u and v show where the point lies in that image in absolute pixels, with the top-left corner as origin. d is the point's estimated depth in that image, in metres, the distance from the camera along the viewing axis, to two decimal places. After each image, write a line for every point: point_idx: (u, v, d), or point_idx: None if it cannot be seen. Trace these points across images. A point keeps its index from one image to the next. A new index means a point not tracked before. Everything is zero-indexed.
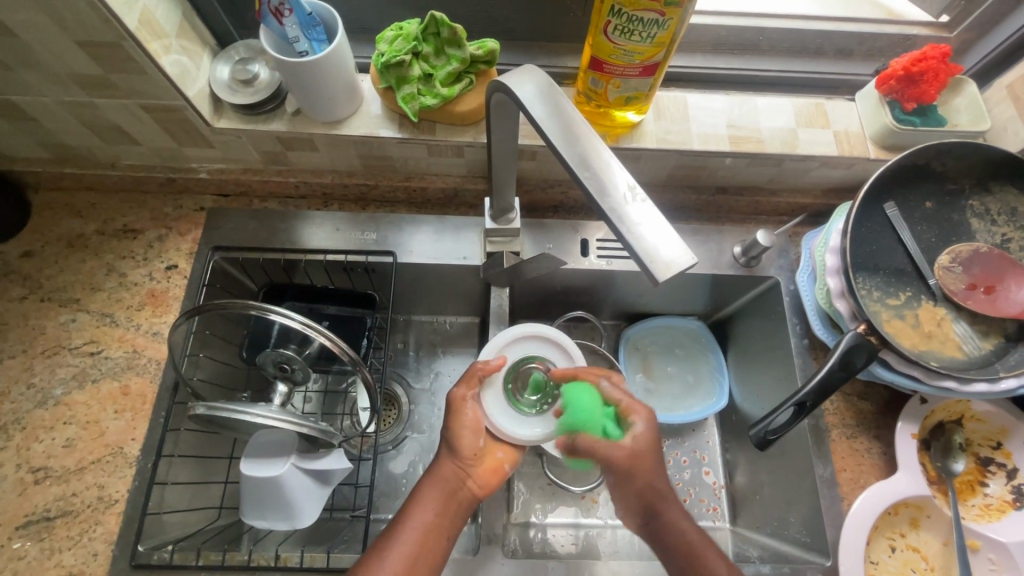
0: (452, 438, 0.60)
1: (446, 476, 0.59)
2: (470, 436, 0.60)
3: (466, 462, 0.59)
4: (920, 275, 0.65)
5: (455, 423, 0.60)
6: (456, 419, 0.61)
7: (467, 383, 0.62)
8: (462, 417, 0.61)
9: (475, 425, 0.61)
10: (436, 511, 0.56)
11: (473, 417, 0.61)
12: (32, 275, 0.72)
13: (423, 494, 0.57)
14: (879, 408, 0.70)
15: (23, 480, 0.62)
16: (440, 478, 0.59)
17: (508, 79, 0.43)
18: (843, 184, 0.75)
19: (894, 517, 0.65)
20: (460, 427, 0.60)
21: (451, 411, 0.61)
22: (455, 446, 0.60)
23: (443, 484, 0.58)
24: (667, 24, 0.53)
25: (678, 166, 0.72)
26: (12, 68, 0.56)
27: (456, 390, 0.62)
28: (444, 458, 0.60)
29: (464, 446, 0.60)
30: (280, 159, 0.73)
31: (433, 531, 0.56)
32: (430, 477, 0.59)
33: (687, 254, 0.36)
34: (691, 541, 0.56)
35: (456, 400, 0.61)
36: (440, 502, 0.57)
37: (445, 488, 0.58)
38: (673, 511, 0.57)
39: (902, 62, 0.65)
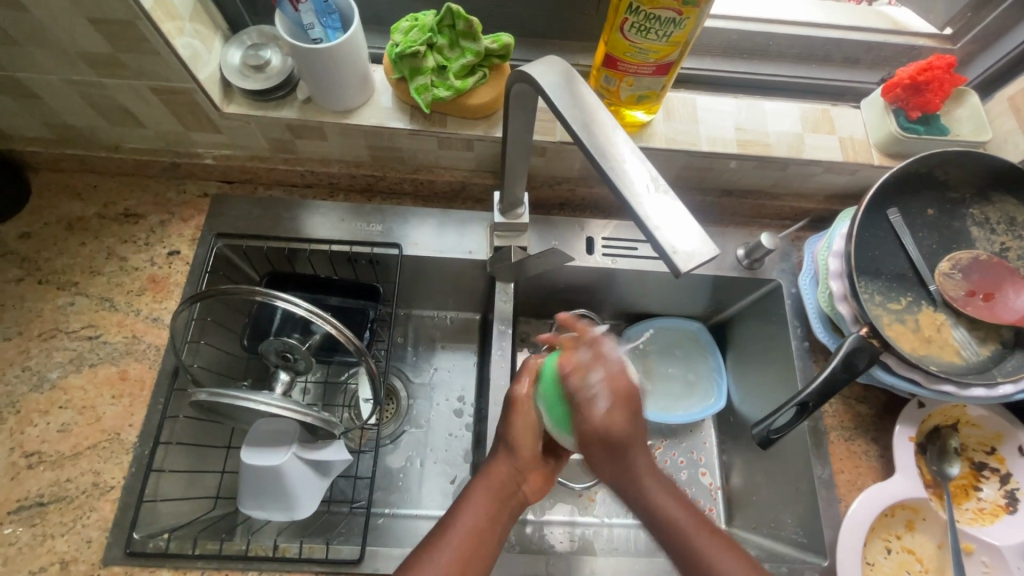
0: (511, 437, 0.59)
1: (499, 476, 0.57)
2: (528, 438, 0.59)
3: (521, 463, 0.58)
4: (920, 280, 0.66)
5: (516, 422, 0.59)
6: (516, 418, 0.59)
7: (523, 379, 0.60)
8: (524, 417, 0.59)
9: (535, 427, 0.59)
10: (484, 512, 0.55)
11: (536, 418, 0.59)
12: (30, 257, 0.71)
13: (473, 493, 0.56)
14: (877, 411, 0.71)
15: (15, 464, 0.61)
16: (494, 477, 0.57)
17: (531, 69, 0.44)
18: (846, 190, 0.76)
19: (890, 518, 0.66)
20: (520, 427, 0.59)
21: (512, 412, 0.59)
22: (513, 447, 0.58)
23: (494, 484, 0.57)
24: (683, 23, 0.54)
25: (685, 167, 0.72)
26: (21, 44, 0.55)
27: (517, 389, 0.59)
28: (500, 458, 0.58)
29: (521, 448, 0.58)
30: (288, 147, 0.73)
31: (480, 532, 0.54)
32: (482, 477, 0.57)
33: (709, 246, 0.37)
34: (666, 506, 0.54)
35: (518, 400, 0.59)
36: (490, 504, 0.56)
37: (498, 488, 0.57)
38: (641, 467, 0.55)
39: (908, 72, 0.66)
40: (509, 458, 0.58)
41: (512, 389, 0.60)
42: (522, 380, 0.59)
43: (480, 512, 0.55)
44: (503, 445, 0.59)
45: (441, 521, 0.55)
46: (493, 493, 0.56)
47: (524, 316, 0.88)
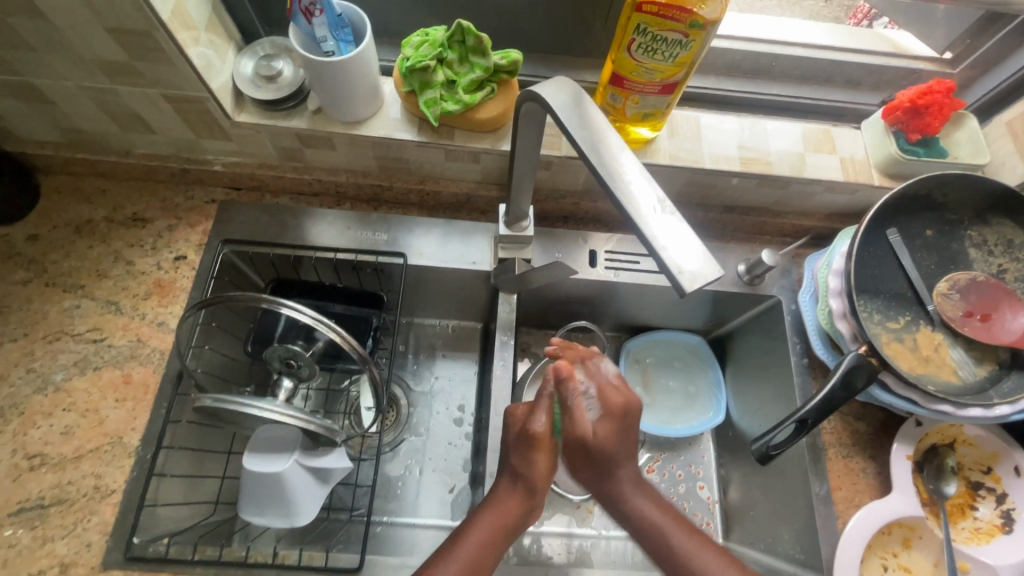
0: (528, 473, 0.55)
1: (511, 513, 0.54)
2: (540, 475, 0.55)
3: (532, 502, 0.55)
4: (919, 300, 0.67)
5: (539, 459, 0.55)
6: (540, 456, 0.55)
7: (538, 410, 0.56)
8: (547, 455, 0.55)
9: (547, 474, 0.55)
10: (489, 544, 0.53)
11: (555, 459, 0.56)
12: (37, 259, 0.71)
13: (481, 522, 0.53)
14: (875, 429, 0.71)
15: (18, 466, 0.61)
16: (505, 514, 0.54)
17: (541, 90, 0.45)
18: (846, 209, 0.77)
19: (887, 536, 0.66)
20: (536, 467, 0.55)
21: (532, 449, 0.55)
22: (534, 487, 0.55)
23: (505, 521, 0.54)
24: (690, 45, 0.55)
25: (689, 183, 0.73)
26: (38, 51, 0.56)
27: (536, 425, 0.55)
28: (514, 494, 0.55)
29: (540, 490, 0.55)
30: (297, 156, 0.74)
31: (484, 564, 0.51)
32: (493, 506, 0.54)
33: (714, 267, 0.37)
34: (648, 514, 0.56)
35: (538, 438, 0.55)
36: (496, 535, 0.53)
37: (506, 526, 0.53)
38: (622, 482, 0.56)
39: (908, 95, 0.67)
40: (526, 497, 0.54)
41: (530, 424, 0.55)
42: (538, 415, 0.56)
43: (485, 543, 0.52)
44: (516, 477, 0.55)
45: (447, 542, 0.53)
46: (501, 527, 0.53)
47: (525, 327, 0.88)
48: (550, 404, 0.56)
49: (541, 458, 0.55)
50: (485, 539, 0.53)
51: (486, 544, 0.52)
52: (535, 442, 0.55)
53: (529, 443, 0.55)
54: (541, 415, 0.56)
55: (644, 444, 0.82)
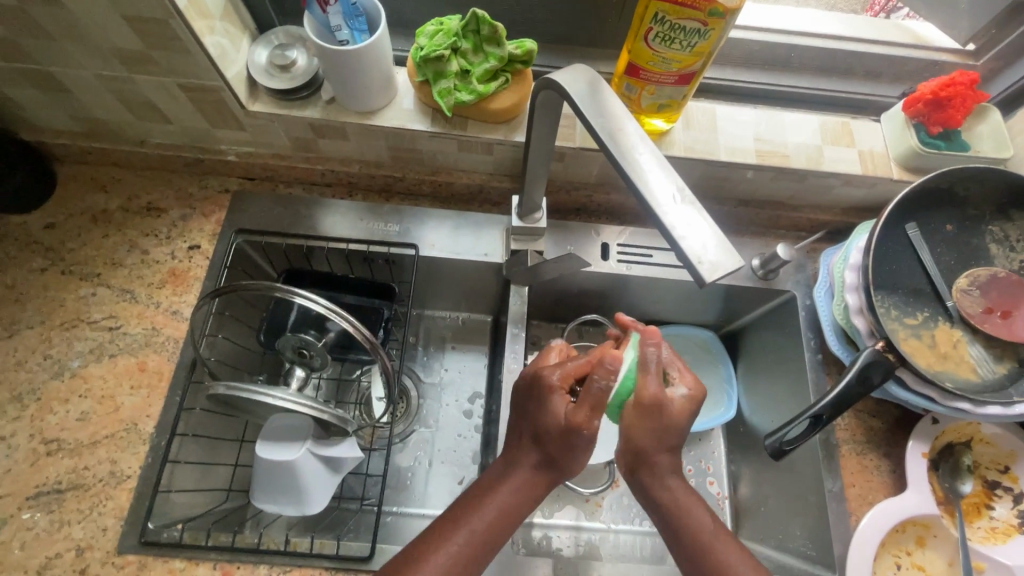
0: (558, 462, 0.52)
1: (530, 489, 0.53)
2: (577, 455, 0.52)
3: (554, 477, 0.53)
4: (938, 296, 0.65)
5: (579, 454, 0.52)
6: (580, 455, 0.52)
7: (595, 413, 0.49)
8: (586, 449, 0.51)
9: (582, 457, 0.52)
10: (504, 516, 0.51)
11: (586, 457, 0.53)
12: (54, 247, 0.72)
13: (499, 491, 0.52)
14: (889, 426, 0.70)
15: (35, 450, 0.62)
16: (522, 500, 0.52)
17: (558, 77, 0.45)
18: (864, 204, 0.76)
19: (901, 534, 0.65)
20: (573, 451, 0.51)
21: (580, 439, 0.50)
22: (560, 472, 0.53)
23: (520, 497, 0.52)
24: (708, 34, 0.54)
25: (703, 176, 0.72)
26: (56, 39, 0.57)
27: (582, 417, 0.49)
28: (535, 467, 0.53)
29: (564, 475, 0.53)
30: (310, 146, 0.74)
31: (486, 544, 0.50)
32: (512, 487, 0.52)
33: (733, 258, 0.37)
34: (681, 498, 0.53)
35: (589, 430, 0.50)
36: (507, 512, 0.51)
37: (518, 513, 0.52)
38: (664, 468, 0.53)
39: (930, 87, 0.66)
40: (548, 477, 0.53)
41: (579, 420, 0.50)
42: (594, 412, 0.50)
43: (494, 523, 0.51)
44: (544, 462, 0.52)
45: (461, 503, 0.52)
46: (514, 508, 0.52)
47: (536, 319, 0.88)
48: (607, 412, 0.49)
49: (581, 455, 0.52)
50: (496, 516, 0.51)
51: (496, 525, 0.51)
52: (579, 441, 0.50)
53: (572, 440, 0.50)
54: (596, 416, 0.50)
55: None
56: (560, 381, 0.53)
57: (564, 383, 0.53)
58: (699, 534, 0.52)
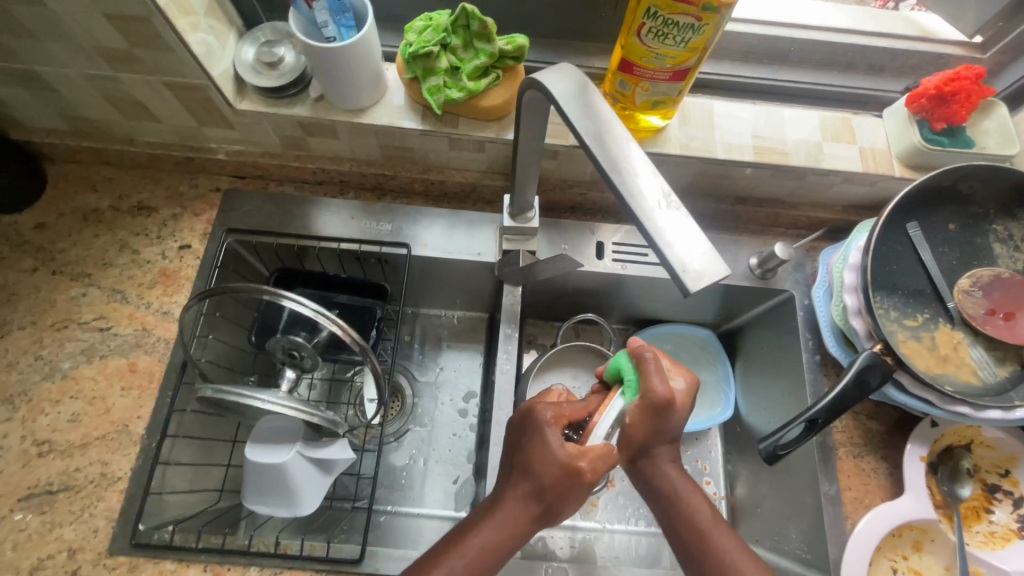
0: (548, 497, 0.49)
1: (518, 522, 0.50)
2: (572, 496, 0.49)
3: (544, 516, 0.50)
4: (939, 297, 0.64)
5: (570, 494, 0.49)
6: (572, 493, 0.49)
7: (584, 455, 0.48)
8: (578, 491, 0.49)
9: (578, 499, 0.50)
10: (491, 551, 0.49)
11: (585, 495, 0.50)
12: (45, 247, 0.72)
13: (486, 526, 0.49)
14: (888, 428, 0.69)
15: (27, 452, 0.62)
16: (511, 536, 0.49)
17: (544, 77, 0.43)
18: (865, 201, 0.75)
19: (897, 539, 0.64)
20: (565, 490, 0.49)
21: (566, 481, 0.48)
22: (552, 511, 0.50)
23: (510, 531, 0.49)
24: (702, 29, 0.52)
25: (699, 173, 0.71)
26: (38, 38, 0.56)
27: (580, 463, 0.48)
28: (524, 501, 0.50)
29: (555, 515, 0.50)
30: (300, 144, 0.73)
31: None
32: (500, 524, 0.49)
33: (721, 265, 0.35)
34: (681, 501, 0.54)
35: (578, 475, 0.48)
36: (496, 550, 0.49)
37: (505, 548, 0.49)
38: (662, 455, 0.55)
39: (934, 81, 0.64)
40: (540, 516, 0.50)
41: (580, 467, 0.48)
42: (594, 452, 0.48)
43: (479, 559, 0.48)
44: (536, 498, 0.49)
45: (447, 539, 0.50)
46: (501, 543, 0.49)
47: (532, 318, 0.87)
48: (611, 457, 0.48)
49: (576, 493, 0.49)
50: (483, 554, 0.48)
51: (481, 561, 0.48)
52: (575, 476, 0.48)
53: (569, 475, 0.48)
54: (584, 458, 0.48)
55: None
56: (552, 417, 0.51)
57: (557, 421, 0.51)
58: (699, 525, 0.53)
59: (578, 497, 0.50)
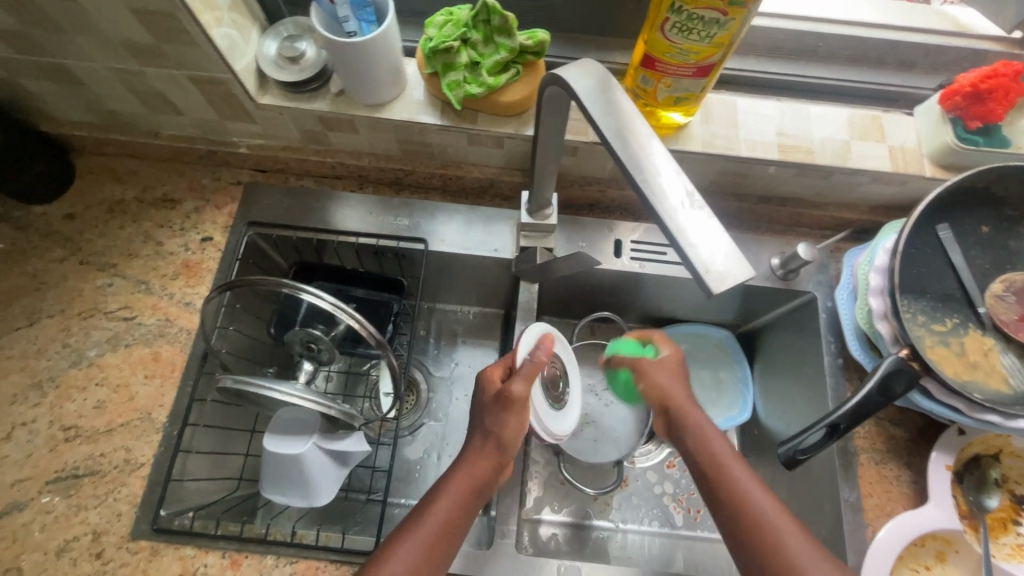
0: (496, 431, 0.56)
1: (481, 469, 0.55)
2: (516, 428, 0.56)
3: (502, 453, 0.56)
4: (969, 302, 0.62)
5: (510, 421, 0.56)
6: (515, 421, 0.56)
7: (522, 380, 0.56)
8: (519, 417, 0.56)
9: (520, 427, 0.56)
10: (461, 502, 0.53)
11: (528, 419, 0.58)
12: (73, 238, 0.73)
13: (451, 481, 0.54)
14: (912, 435, 0.68)
15: (54, 436, 0.64)
16: (473, 482, 0.54)
17: (565, 73, 0.43)
18: (893, 202, 0.73)
19: (920, 548, 0.63)
20: (509, 422, 0.56)
21: (508, 411, 0.55)
22: (505, 447, 0.56)
23: (476, 482, 0.54)
24: (728, 24, 0.51)
25: (722, 172, 0.70)
26: (68, 32, 0.57)
27: (515, 389, 0.55)
28: (486, 449, 0.56)
29: (510, 449, 0.56)
30: (320, 138, 0.73)
31: (446, 535, 0.52)
32: (463, 474, 0.54)
33: (745, 267, 0.34)
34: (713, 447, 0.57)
35: (515, 400, 0.55)
36: (464, 502, 0.53)
37: (472, 495, 0.54)
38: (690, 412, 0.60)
39: (970, 78, 0.62)
40: (496, 456, 0.55)
41: (515, 390, 0.55)
42: (519, 380, 0.56)
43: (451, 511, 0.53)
44: (491, 439, 0.56)
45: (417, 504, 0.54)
46: (469, 487, 0.54)
47: (547, 315, 0.87)
48: (531, 373, 0.56)
49: (515, 422, 0.56)
50: (451, 507, 0.53)
51: (452, 512, 0.53)
52: (512, 404, 0.55)
53: (506, 404, 0.55)
54: (519, 382, 0.56)
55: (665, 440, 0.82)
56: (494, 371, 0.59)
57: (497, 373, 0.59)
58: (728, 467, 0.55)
59: (516, 427, 0.56)
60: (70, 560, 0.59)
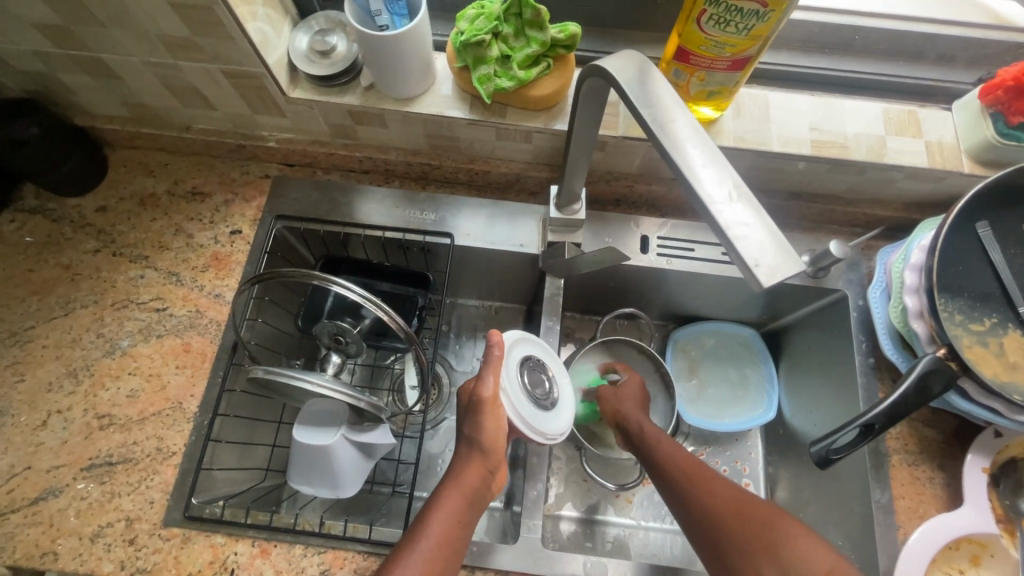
0: (476, 438, 0.56)
1: (470, 478, 0.56)
2: (495, 431, 0.56)
3: (488, 456, 0.56)
4: (1009, 301, 0.61)
5: (487, 424, 0.56)
6: (492, 422, 0.56)
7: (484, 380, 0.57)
8: (496, 418, 0.56)
9: (499, 427, 0.57)
10: (457, 510, 0.54)
11: (507, 417, 0.57)
12: (105, 229, 0.75)
13: (447, 492, 0.55)
14: (945, 436, 0.66)
15: (89, 424, 0.65)
16: (463, 488, 0.55)
17: (608, 64, 0.43)
18: (928, 199, 0.71)
19: (954, 551, 0.61)
20: (488, 425, 0.56)
21: (484, 414, 0.56)
22: (487, 452, 0.57)
23: (467, 490, 0.55)
24: (767, 16, 0.50)
25: (753, 167, 0.69)
26: (106, 26, 0.58)
27: (485, 389, 0.56)
28: (472, 459, 0.57)
29: (495, 453, 0.57)
30: (348, 132, 0.74)
31: (447, 540, 0.52)
32: (455, 486, 0.55)
33: (795, 260, 0.34)
34: (661, 441, 0.63)
35: (487, 401, 0.56)
36: (458, 514, 0.54)
37: (466, 502, 0.55)
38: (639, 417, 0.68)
39: (1013, 71, 0.60)
40: (482, 461, 0.56)
41: (485, 389, 0.56)
42: (487, 378, 0.57)
43: (451, 518, 0.53)
44: (473, 447, 0.57)
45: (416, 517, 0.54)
46: (463, 494, 0.55)
47: (570, 311, 0.87)
48: (498, 365, 0.57)
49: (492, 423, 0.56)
50: (448, 519, 0.53)
51: (450, 519, 0.53)
52: (483, 406, 0.56)
53: (478, 407, 0.56)
54: (487, 384, 0.56)
55: (689, 437, 0.80)
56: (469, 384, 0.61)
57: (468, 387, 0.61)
58: (680, 457, 0.61)
59: (495, 426, 0.56)
60: (105, 546, 0.60)
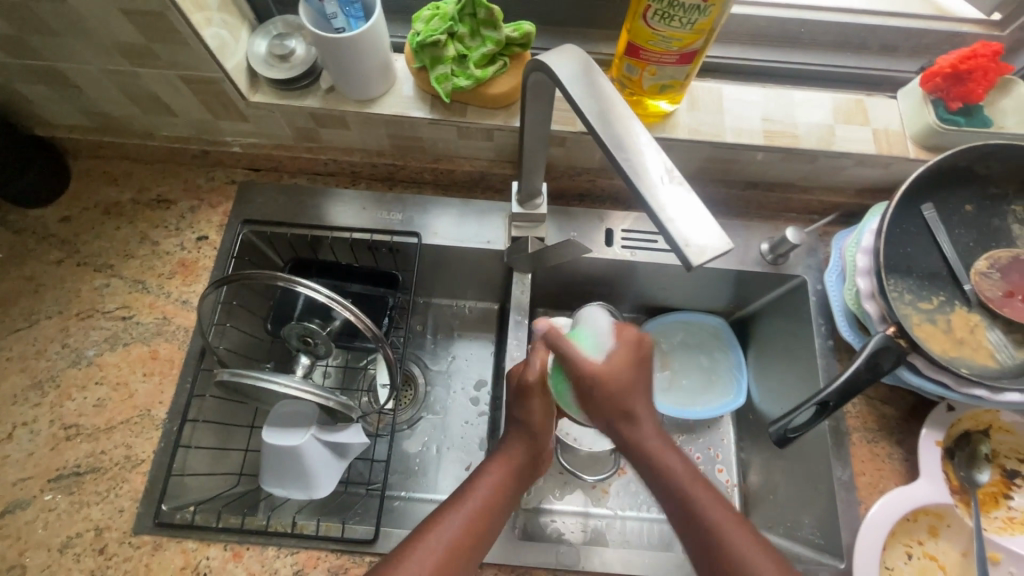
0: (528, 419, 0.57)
1: (518, 456, 0.56)
2: (541, 415, 0.57)
3: (535, 435, 0.57)
4: (954, 279, 0.63)
5: (536, 407, 0.57)
6: (539, 403, 0.57)
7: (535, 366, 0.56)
8: (545, 400, 0.57)
9: (545, 413, 0.57)
10: (501, 485, 0.54)
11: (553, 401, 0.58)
12: (69, 239, 0.74)
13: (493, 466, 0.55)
14: (903, 413, 0.68)
15: (56, 435, 0.65)
16: (512, 463, 0.56)
17: (547, 58, 0.44)
18: (879, 184, 0.73)
19: (912, 524, 0.63)
20: (534, 408, 0.57)
21: (527, 397, 0.57)
22: (537, 435, 0.57)
23: (512, 465, 0.56)
24: (708, 11, 0.52)
25: (708, 159, 0.70)
26: (60, 35, 0.58)
27: (529, 375, 0.56)
28: (520, 438, 0.57)
29: (544, 436, 0.57)
30: (312, 135, 0.74)
31: (487, 510, 0.53)
32: (502, 458, 0.56)
33: (723, 239, 0.35)
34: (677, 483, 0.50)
35: (529, 387, 0.56)
36: (505, 484, 0.55)
37: (512, 479, 0.55)
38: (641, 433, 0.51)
39: (949, 60, 0.63)
40: (529, 442, 0.57)
41: (528, 375, 0.56)
42: (534, 363, 0.57)
43: (498, 486, 0.54)
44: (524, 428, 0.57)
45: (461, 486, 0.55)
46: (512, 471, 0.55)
47: (542, 307, 0.88)
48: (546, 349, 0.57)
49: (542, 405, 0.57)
50: (492, 489, 0.54)
51: (493, 493, 0.54)
52: (532, 390, 0.56)
53: (527, 391, 0.56)
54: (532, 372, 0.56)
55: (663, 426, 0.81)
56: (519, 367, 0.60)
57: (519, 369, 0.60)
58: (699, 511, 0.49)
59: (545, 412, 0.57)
60: (74, 556, 0.60)
